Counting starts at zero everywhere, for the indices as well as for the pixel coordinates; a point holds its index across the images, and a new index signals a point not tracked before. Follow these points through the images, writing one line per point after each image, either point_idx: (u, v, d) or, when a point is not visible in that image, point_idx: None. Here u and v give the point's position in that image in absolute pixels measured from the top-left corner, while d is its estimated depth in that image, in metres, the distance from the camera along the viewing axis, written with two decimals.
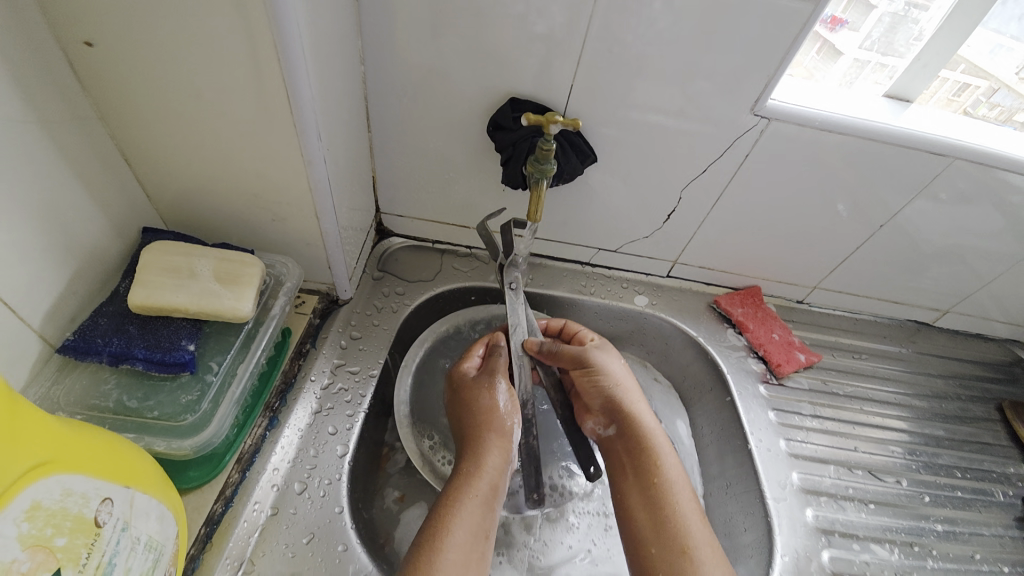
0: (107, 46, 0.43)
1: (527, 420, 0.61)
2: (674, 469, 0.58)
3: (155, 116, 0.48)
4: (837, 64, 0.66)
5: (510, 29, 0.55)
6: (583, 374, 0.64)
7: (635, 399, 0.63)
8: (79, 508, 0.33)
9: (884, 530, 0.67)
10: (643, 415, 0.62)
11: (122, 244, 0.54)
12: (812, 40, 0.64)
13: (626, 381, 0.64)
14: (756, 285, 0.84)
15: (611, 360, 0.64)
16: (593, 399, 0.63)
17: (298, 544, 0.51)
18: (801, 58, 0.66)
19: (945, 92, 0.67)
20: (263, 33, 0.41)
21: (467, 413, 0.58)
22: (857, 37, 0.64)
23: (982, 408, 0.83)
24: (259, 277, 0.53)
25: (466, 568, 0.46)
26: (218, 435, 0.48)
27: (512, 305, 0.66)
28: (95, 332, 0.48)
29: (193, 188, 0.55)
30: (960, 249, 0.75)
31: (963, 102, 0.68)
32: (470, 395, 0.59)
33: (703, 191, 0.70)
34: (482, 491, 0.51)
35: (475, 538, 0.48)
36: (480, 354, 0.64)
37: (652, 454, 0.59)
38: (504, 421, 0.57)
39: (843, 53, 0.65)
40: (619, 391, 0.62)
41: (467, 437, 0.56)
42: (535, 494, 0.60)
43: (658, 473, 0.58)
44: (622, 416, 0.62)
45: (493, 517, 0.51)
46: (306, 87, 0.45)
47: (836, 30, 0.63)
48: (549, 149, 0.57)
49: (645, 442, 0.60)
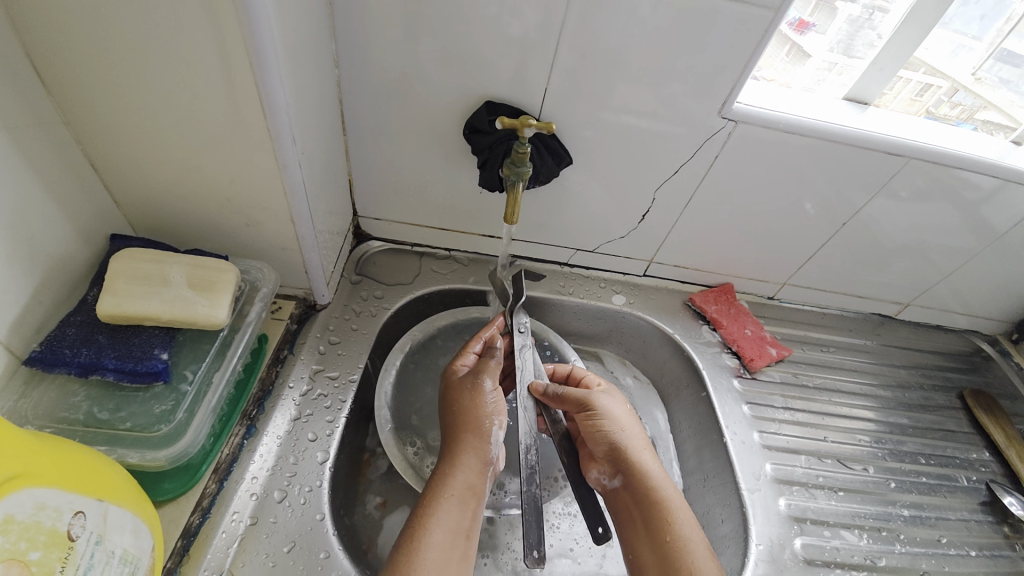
0: (74, 49, 0.42)
1: (529, 467, 0.55)
2: (687, 524, 0.54)
3: (122, 120, 0.47)
4: (805, 65, 0.69)
5: (484, 33, 0.56)
6: (587, 422, 0.60)
7: (642, 447, 0.59)
8: (53, 522, 0.32)
9: (854, 517, 0.70)
10: (651, 466, 0.58)
11: (90, 252, 0.52)
12: (781, 41, 0.67)
13: (631, 427, 0.60)
14: (729, 282, 0.87)
15: (613, 406, 0.62)
16: (599, 448, 0.59)
17: (278, 554, 0.50)
18: (772, 61, 0.68)
19: (908, 93, 0.70)
20: (233, 37, 0.41)
21: (450, 414, 0.58)
22: (823, 40, 0.67)
23: (944, 396, 0.87)
24: (234, 283, 0.52)
25: (447, 568, 0.47)
26: (193, 445, 0.47)
27: (520, 348, 0.66)
28: (62, 343, 0.46)
29: (163, 193, 0.54)
30: (919, 245, 0.78)
31: (925, 102, 0.71)
32: (453, 396, 0.59)
33: (676, 192, 0.72)
34: (460, 493, 0.51)
35: (453, 542, 0.49)
36: (475, 352, 0.64)
37: (663, 510, 0.55)
38: (483, 421, 0.56)
39: (811, 55, 0.68)
40: (623, 438, 0.59)
41: (448, 438, 0.56)
42: (537, 553, 0.51)
43: (669, 531, 0.53)
44: (630, 468, 0.57)
45: (474, 520, 0.51)
46: (280, 92, 0.45)
47: (803, 33, 0.66)
48: (524, 152, 0.58)
49: (655, 496, 0.55)
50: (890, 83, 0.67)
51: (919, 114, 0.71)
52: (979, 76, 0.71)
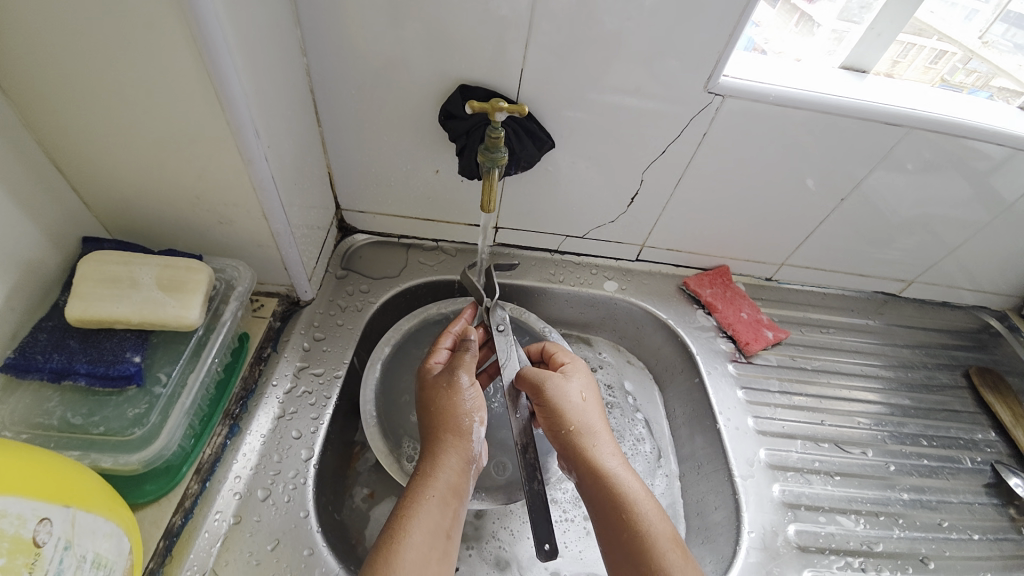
0: (26, 53, 0.41)
1: (530, 465, 0.58)
2: (649, 518, 0.52)
3: (81, 123, 0.46)
4: (815, 37, 0.66)
5: (454, 12, 0.54)
6: (548, 412, 0.59)
7: (597, 438, 0.58)
8: (15, 529, 0.32)
9: (850, 501, 0.69)
10: (606, 459, 0.56)
11: (62, 256, 0.52)
12: (789, 12, 0.64)
13: (586, 422, 0.59)
14: (725, 265, 0.84)
15: (569, 395, 0.60)
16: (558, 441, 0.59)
17: (262, 551, 0.50)
18: (779, 32, 0.65)
19: (922, 61, 0.66)
20: (180, 29, 0.39)
21: (428, 413, 0.57)
22: (832, 8, 0.63)
23: (949, 376, 0.84)
24: (206, 283, 0.51)
25: (426, 567, 0.47)
26: (168, 447, 0.47)
27: (505, 349, 0.66)
28: (35, 349, 0.46)
29: (133, 196, 0.53)
30: (925, 219, 0.75)
31: (940, 70, 0.67)
32: (430, 395, 0.58)
33: (664, 173, 0.70)
34: (442, 492, 0.51)
35: (436, 537, 0.49)
36: (447, 348, 0.64)
37: (619, 505, 0.53)
38: (461, 421, 0.56)
39: (821, 24, 0.65)
40: (574, 434, 0.58)
41: (429, 436, 0.56)
42: (547, 545, 0.54)
43: (627, 526, 0.52)
44: (584, 462, 0.57)
45: (456, 518, 0.51)
46: (236, 83, 0.44)
47: (813, 2, 0.63)
48: (497, 136, 0.55)
49: (611, 490, 0.54)
50: (898, 50, 0.65)
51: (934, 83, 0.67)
52: (987, 40, 0.66)
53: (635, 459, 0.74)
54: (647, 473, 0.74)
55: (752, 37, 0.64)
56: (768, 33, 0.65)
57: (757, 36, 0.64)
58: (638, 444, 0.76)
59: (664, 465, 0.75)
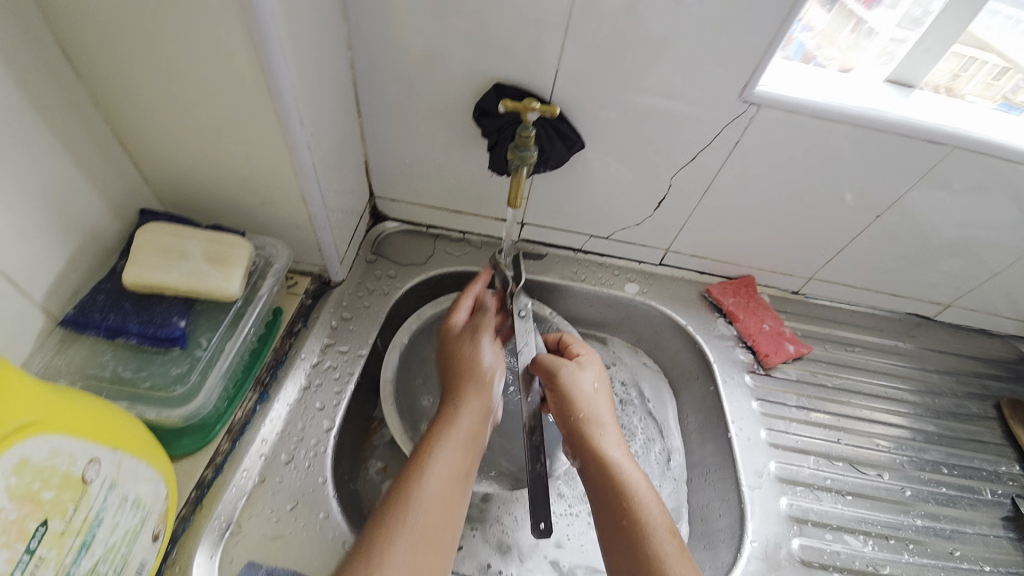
0: (101, 38, 0.45)
1: (535, 448, 0.60)
2: (648, 509, 0.53)
3: (144, 104, 0.51)
4: (871, 43, 0.63)
5: (494, 13, 0.56)
6: (558, 398, 0.61)
7: (604, 428, 0.60)
8: (67, 467, 0.36)
9: (860, 522, 0.68)
10: (611, 450, 0.58)
11: (121, 225, 0.57)
12: (846, 18, 0.61)
13: (595, 412, 0.61)
14: (750, 275, 0.84)
15: (582, 384, 0.62)
16: (565, 427, 0.61)
17: (282, 510, 0.54)
18: (834, 37, 0.63)
19: (984, 76, 0.64)
20: (236, 21, 0.42)
21: (451, 363, 0.62)
22: (893, 15, 0.61)
23: (979, 405, 0.81)
24: (247, 258, 0.55)
25: (448, 503, 0.52)
26: (204, 406, 0.52)
27: (523, 334, 0.67)
28: (93, 307, 0.51)
29: (186, 174, 0.57)
30: (967, 240, 0.72)
31: (1002, 88, 0.65)
32: (454, 347, 0.63)
33: (693, 179, 0.70)
34: (461, 437, 0.56)
35: (453, 476, 0.53)
36: (467, 306, 0.67)
37: (619, 494, 0.54)
38: (484, 372, 0.61)
39: (878, 32, 0.62)
40: (582, 421, 0.60)
41: (451, 385, 0.61)
42: (543, 524, 0.58)
43: (626, 514, 0.53)
44: (589, 449, 0.58)
45: (472, 461, 0.56)
46: (284, 75, 0.47)
47: (871, 8, 0.61)
48: (528, 135, 0.57)
49: (612, 479, 0.56)
50: (960, 62, 0.63)
51: (994, 100, 0.65)
52: None
53: (644, 460, 0.75)
54: (655, 475, 0.74)
55: (804, 41, 0.63)
56: (821, 37, 0.63)
57: (812, 40, 0.63)
58: (648, 444, 0.77)
59: (673, 469, 0.75)
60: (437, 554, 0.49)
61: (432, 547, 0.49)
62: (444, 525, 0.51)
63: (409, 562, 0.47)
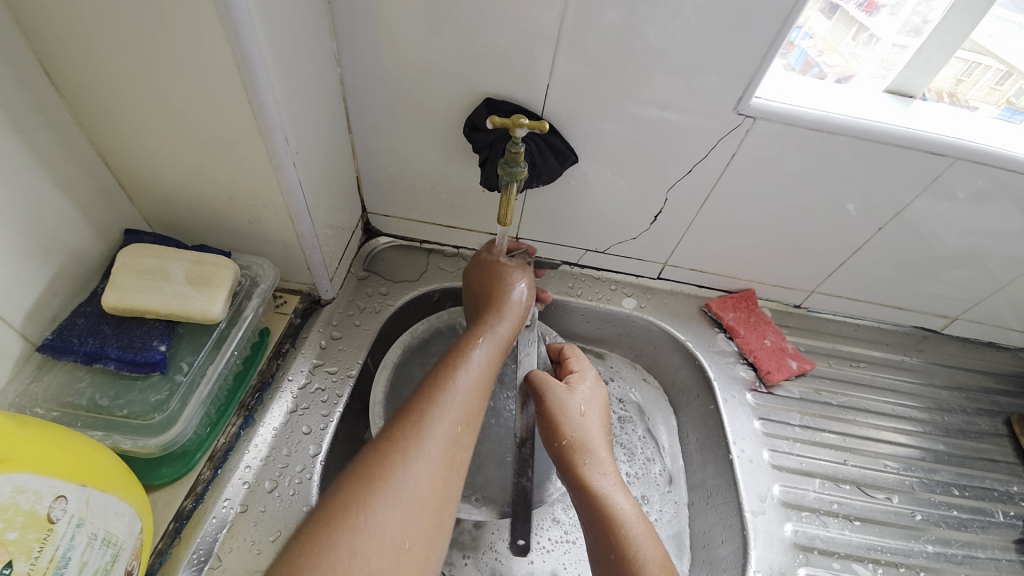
0: (81, 57, 0.44)
1: (524, 461, 0.59)
2: (637, 542, 0.51)
3: (127, 123, 0.50)
4: (873, 49, 0.62)
5: (484, 28, 0.55)
6: (544, 422, 0.60)
7: (592, 455, 0.57)
8: (31, 505, 0.34)
9: (868, 549, 0.65)
10: (600, 479, 0.56)
11: (104, 246, 0.55)
12: (846, 24, 0.61)
13: (585, 435, 0.58)
14: (751, 289, 0.82)
15: (567, 409, 0.59)
16: (552, 453, 0.59)
17: (264, 542, 0.52)
18: (836, 45, 0.63)
19: (989, 81, 0.63)
20: (217, 39, 0.42)
21: (493, 282, 0.63)
22: (894, 22, 0.60)
23: (988, 422, 0.79)
24: (230, 279, 0.54)
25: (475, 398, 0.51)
26: (184, 434, 0.50)
27: (525, 344, 0.66)
28: (72, 332, 0.50)
29: (172, 194, 0.56)
30: (973, 252, 0.70)
31: (1006, 92, 0.63)
32: (495, 270, 0.64)
33: (689, 193, 0.68)
34: (495, 339, 0.57)
35: (486, 371, 0.54)
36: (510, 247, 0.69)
37: (608, 526, 0.53)
38: (525, 301, 0.63)
39: (880, 38, 0.61)
40: (569, 447, 0.58)
41: (491, 301, 0.61)
42: (521, 541, 0.58)
43: (614, 548, 0.51)
44: (576, 479, 0.56)
45: (501, 362, 0.57)
46: (269, 93, 0.46)
47: (873, 14, 0.60)
48: (517, 151, 0.56)
49: (601, 511, 0.54)
50: (961, 68, 0.62)
51: (998, 105, 0.63)
52: None
53: (644, 481, 0.73)
54: (655, 498, 0.72)
55: (806, 49, 0.62)
56: (822, 45, 0.63)
57: (812, 46, 0.62)
58: (648, 465, 0.75)
59: (674, 492, 0.73)
60: (469, 433, 0.49)
61: (466, 426, 0.49)
62: (475, 413, 0.51)
63: (447, 435, 0.47)
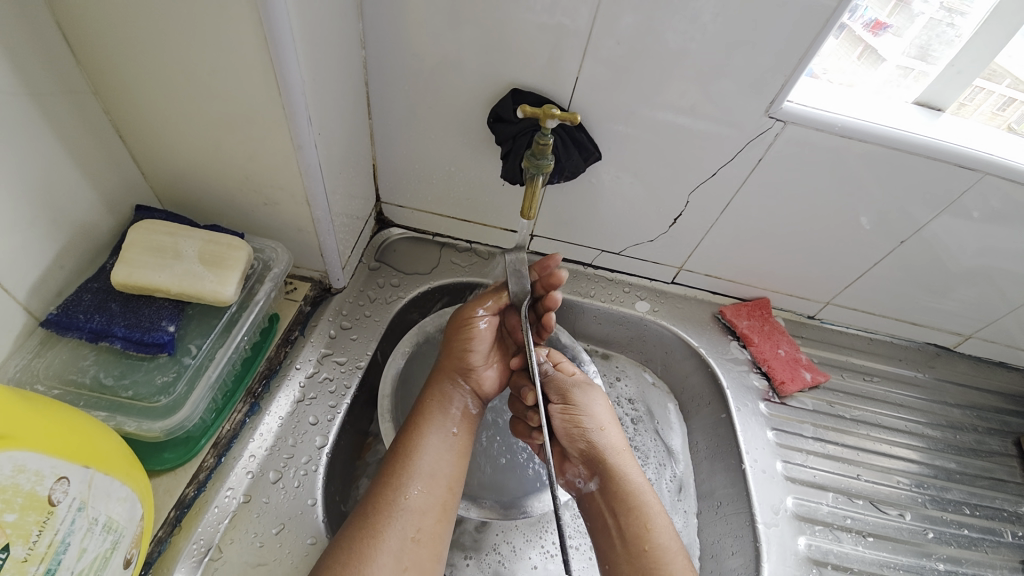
0: (101, 20, 0.42)
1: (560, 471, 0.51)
2: (664, 532, 0.54)
3: (146, 95, 0.48)
4: (878, 71, 0.60)
5: (515, 16, 0.53)
6: (569, 413, 0.60)
7: (620, 449, 0.60)
8: (32, 486, 0.33)
9: (880, 566, 0.64)
10: (629, 469, 0.58)
11: (113, 221, 0.54)
12: (852, 43, 0.59)
13: (611, 427, 0.61)
14: (765, 297, 0.81)
15: (596, 403, 0.62)
16: (574, 444, 0.60)
17: (267, 534, 0.51)
18: (841, 63, 0.60)
19: (990, 106, 0.61)
20: (247, 10, 0.40)
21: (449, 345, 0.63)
22: (900, 44, 0.59)
23: (999, 441, 0.78)
24: (244, 261, 0.53)
25: (436, 482, 0.55)
26: (189, 418, 0.49)
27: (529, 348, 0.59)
28: (77, 308, 0.48)
29: (186, 171, 0.55)
30: (992, 272, 0.70)
31: (1007, 118, 0.61)
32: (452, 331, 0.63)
33: (712, 197, 0.67)
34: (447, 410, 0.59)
35: (446, 441, 0.58)
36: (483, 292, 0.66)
37: (640, 516, 0.55)
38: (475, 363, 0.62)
39: (886, 59, 0.60)
40: (599, 437, 0.59)
41: (444, 368, 0.62)
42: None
43: (647, 539, 0.54)
44: (605, 470, 0.58)
45: (460, 431, 0.59)
46: (295, 71, 0.45)
47: (879, 35, 0.58)
48: (545, 143, 0.54)
49: (633, 503, 0.56)
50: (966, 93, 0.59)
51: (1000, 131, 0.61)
52: None
53: (655, 484, 0.72)
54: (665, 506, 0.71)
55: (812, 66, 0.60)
56: (829, 62, 0.60)
57: (815, 65, 0.60)
58: (659, 469, 0.74)
59: (683, 500, 0.72)
60: (439, 509, 0.54)
61: (436, 504, 0.54)
62: (439, 498, 0.54)
63: (415, 525, 0.52)
